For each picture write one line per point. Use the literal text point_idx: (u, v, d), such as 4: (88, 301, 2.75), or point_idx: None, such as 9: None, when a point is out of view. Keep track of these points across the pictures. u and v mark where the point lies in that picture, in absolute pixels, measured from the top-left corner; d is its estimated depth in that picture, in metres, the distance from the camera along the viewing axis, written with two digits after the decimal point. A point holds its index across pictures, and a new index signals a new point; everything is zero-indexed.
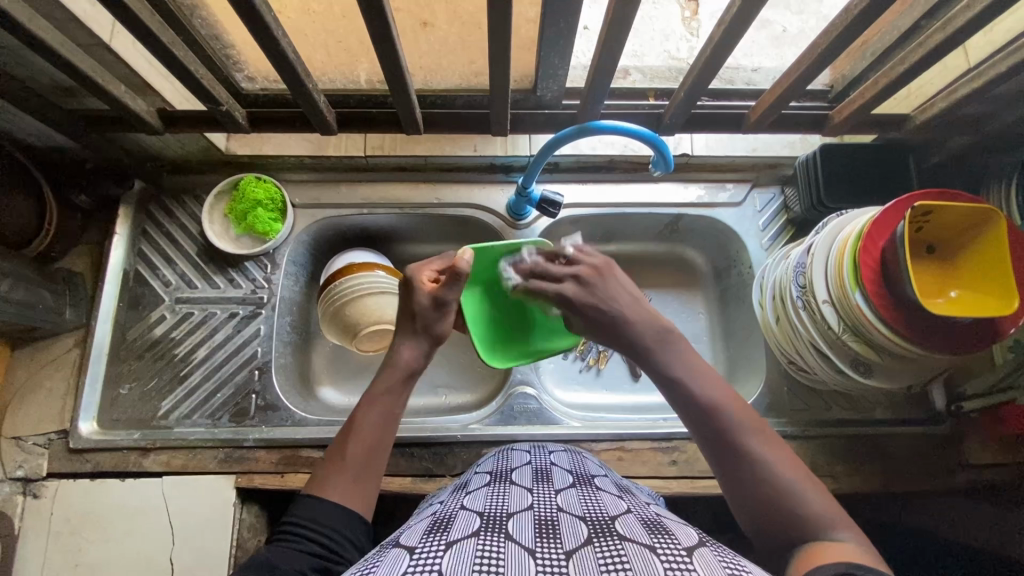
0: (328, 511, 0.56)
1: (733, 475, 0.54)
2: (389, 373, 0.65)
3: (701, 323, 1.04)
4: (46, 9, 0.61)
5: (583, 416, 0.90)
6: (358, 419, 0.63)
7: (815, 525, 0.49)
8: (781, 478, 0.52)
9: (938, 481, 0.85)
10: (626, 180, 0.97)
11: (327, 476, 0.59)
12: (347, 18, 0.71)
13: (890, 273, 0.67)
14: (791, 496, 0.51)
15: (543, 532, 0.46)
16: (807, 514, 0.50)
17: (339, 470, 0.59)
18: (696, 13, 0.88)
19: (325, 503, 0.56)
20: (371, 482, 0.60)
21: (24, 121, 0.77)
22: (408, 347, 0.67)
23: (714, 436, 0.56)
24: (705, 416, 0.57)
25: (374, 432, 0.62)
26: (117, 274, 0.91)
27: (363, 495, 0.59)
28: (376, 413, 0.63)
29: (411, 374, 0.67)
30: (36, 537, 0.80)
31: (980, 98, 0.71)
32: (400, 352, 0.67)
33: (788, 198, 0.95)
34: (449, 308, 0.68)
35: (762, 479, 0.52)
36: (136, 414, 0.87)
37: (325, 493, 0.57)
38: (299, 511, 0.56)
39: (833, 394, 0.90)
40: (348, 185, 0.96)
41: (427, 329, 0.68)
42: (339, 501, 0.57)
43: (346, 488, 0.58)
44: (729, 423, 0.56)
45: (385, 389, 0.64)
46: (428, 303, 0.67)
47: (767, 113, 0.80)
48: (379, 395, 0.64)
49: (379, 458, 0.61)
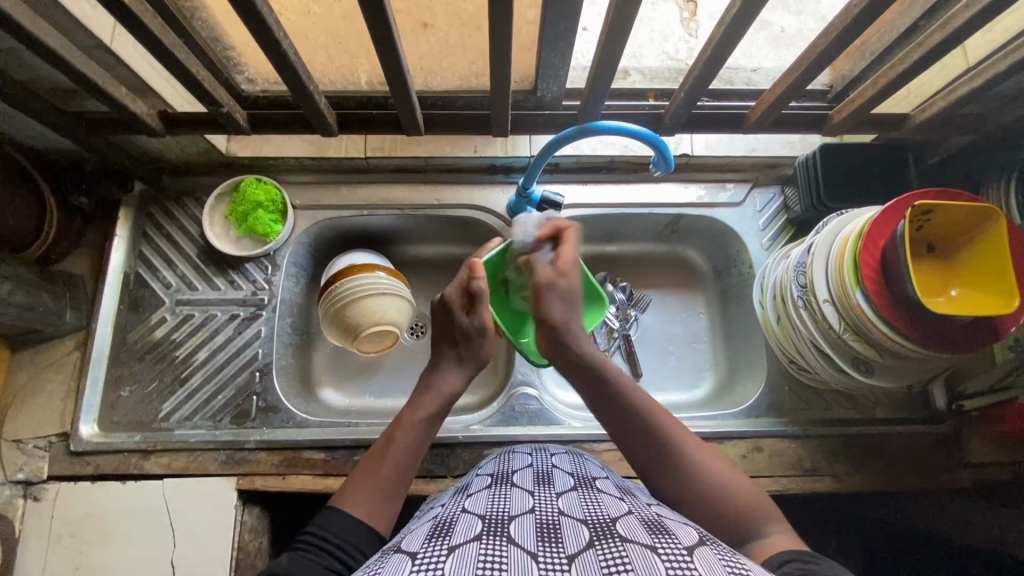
0: (350, 523, 0.55)
1: (661, 470, 0.58)
2: (431, 397, 0.67)
3: (701, 323, 1.04)
4: (46, 10, 0.61)
5: (584, 417, 0.90)
6: (395, 437, 0.63)
7: (737, 510, 0.53)
8: (702, 469, 0.56)
9: (939, 480, 0.85)
10: (626, 180, 0.97)
11: (356, 487, 0.59)
12: (348, 20, 0.71)
13: (890, 271, 0.67)
14: (711, 485, 0.55)
15: (545, 535, 0.46)
16: (729, 501, 0.54)
17: (369, 485, 0.59)
18: (695, 14, 0.88)
19: (350, 516, 0.56)
20: (394, 503, 0.60)
21: (24, 123, 0.77)
22: (453, 373, 0.69)
23: (637, 435, 0.60)
24: (630, 414, 0.61)
25: (407, 454, 0.62)
26: (118, 276, 0.91)
27: (387, 513, 0.59)
28: (411, 436, 0.63)
29: (449, 401, 0.68)
30: (38, 539, 0.80)
31: (979, 98, 0.72)
32: (445, 378, 0.69)
33: (788, 198, 0.95)
34: (488, 332, 0.70)
35: (685, 472, 0.56)
36: (137, 417, 0.87)
37: (351, 505, 0.57)
38: (321, 522, 0.55)
39: (833, 394, 0.90)
40: (348, 186, 0.96)
41: (470, 353, 0.70)
42: (363, 516, 0.56)
43: (372, 503, 0.58)
44: (653, 422, 0.60)
45: (425, 414, 0.65)
46: (470, 327, 0.70)
47: (767, 113, 0.80)
48: (416, 416, 0.64)
49: (406, 481, 0.61)
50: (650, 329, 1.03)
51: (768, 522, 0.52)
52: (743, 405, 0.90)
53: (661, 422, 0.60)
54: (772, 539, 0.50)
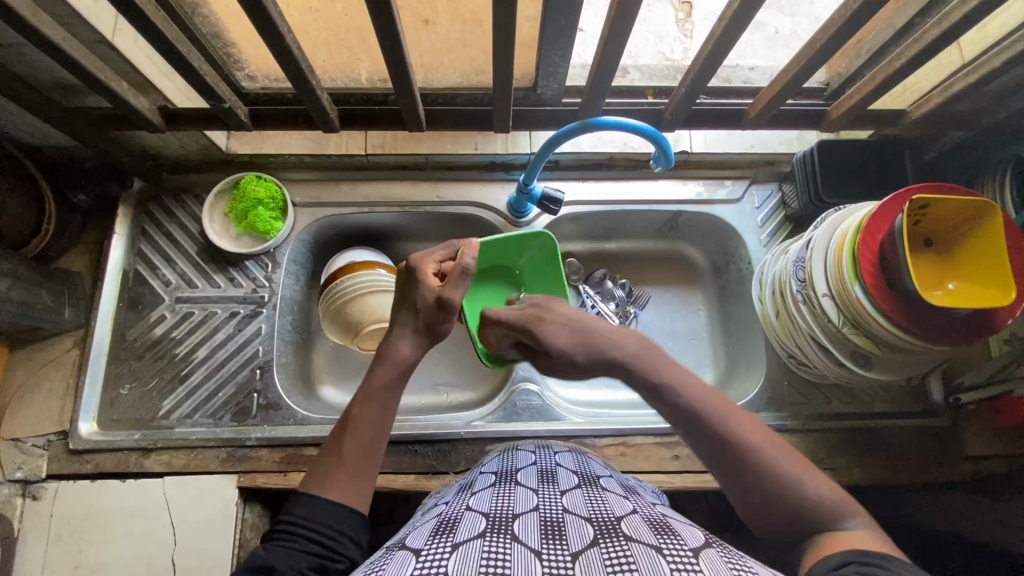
0: (325, 508, 0.55)
1: (740, 480, 0.52)
2: (387, 368, 0.64)
3: (700, 319, 1.04)
4: (48, 5, 0.61)
5: (585, 412, 0.90)
6: (352, 416, 0.62)
7: (823, 513, 0.50)
8: (789, 473, 0.51)
9: (937, 472, 0.86)
10: (626, 177, 0.98)
11: (323, 471, 0.58)
12: (350, 16, 0.72)
13: (889, 265, 0.67)
14: (802, 493, 0.50)
15: (548, 533, 0.46)
16: (816, 505, 0.50)
17: (334, 467, 0.58)
18: (690, 15, 0.89)
19: (321, 499, 0.56)
20: (367, 478, 0.59)
21: (23, 119, 0.76)
22: (408, 342, 0.66)
23: (713, 446, 0.54)
24: (691, 419, 0.55)
25: (370, 430, 0.61)
26: (117, 273, 0.91)
27: (358, 491, 0.58)
28: (373, 411, 0.62)
29: (409, 370, 0.65)
30: (37, 538, 0.79)
31: (974, 93, 0.73)
32: (399, 347, 0.66)
33: (785, 194, 0.96)
34: (450, 309, 0.66)
35: (770, 480, 0.51)
36: (137, 415, 0.87)
37: (320, 488, 0.57)
38: (298, 508, 0.55)
39: (831, 388, 0.91)
40: (349, 183, 0.96)
41: (428, 326, 0.67)
42: (334, 496, 0.56)
43: (342, 484, 0.57)
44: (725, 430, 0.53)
45: (380, 386, 0.63)
46: (433, 303, 0.66)
47: (766, 109, 0.81)
48: (372, 392, 0.63)
49: (375, 457, 0.61)
50: (650, 326, 1.03)
51: (847, 515, 0.49)
52: (743, 399, 0.91)
53: (737, 427, 0.54)
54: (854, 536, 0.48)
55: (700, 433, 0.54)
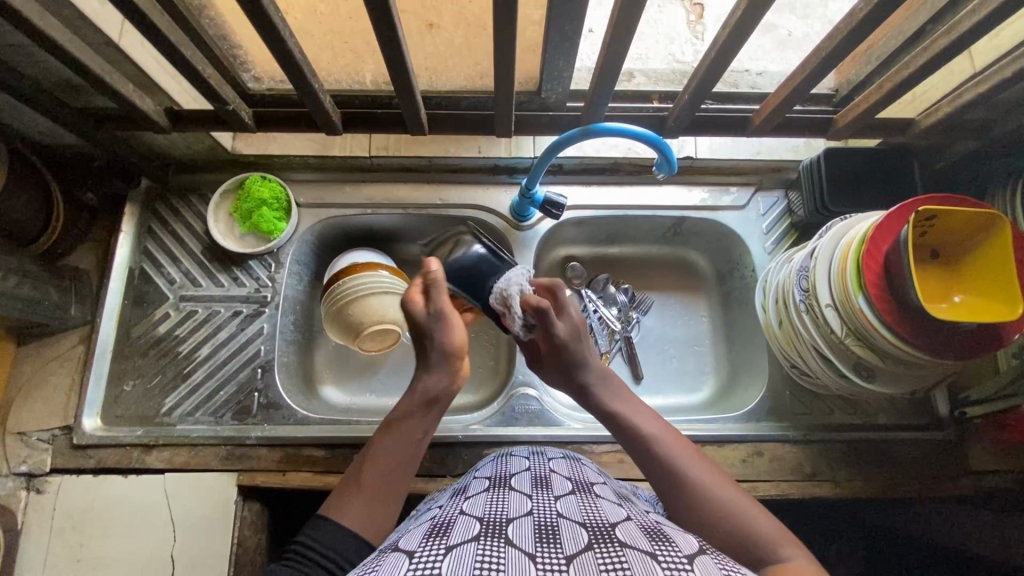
0: (338, 532, 0.55)
1: (679, 503, 0.57)
2: (409, 400, 0.65)
3: (702, 327, 1.03)
4: (55, 7, 0.62)
5: (584, 418, 0.90)
6: (375, 448, 0.62)
7: (763, 546, 0.51)
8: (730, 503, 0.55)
9: (941, 487, 0.85)
10: (630, 182, 0.97)
11: (342, 499, 0.58)
12: (353, 18, 0.72)
13: (893, 276, 0.66)
14: (747, 526, 0.53)
15: (543, 537, 0.46)
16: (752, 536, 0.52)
17: (356, 495, 0.58)
18: (702, 17, 0.87)
19: (336, 525, 0.55)
20: (388, 512, 0.59)
21: (31, 117, 0.77)
22: (428, 377, 0.66)
23: (655, 468, 0.60)
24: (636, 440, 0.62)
25: (391, 460, 0.61)
26: (122, 271, 0.92)
27: (379, 525, 0.57)
28: (392, 442, 0.63)
29: (434, 402, 0.66)
30: (40, 530, 0.80)
31: (985, 104, 0.71)
32: (422, 382, 0.66)
33: (792, 202, 0.95)
34: (448, 316, 0.65)
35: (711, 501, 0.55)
36: (139, 411, 0.88)
37: (340, 515, 0.56)
38: (311, 530, 0.55)
39: (835, 398, 0.89)
40: (352, 185, 0.97)
41: (439, 356, 0.65)
42: (351, 525, 0.56)
43: (363, 515, 0.57)
44: (667, 452, 0.60)
45: (400, 418, 0.64)
46: (426, 317, 0.66)
47: (773, 115, 0.80)
48: (394, 425, 0.64)
49: (394, 490, 0.60)
50: (651, 332, 1.03)
51: (786, 548, 0.51)
52: (744, 408, 0.90)
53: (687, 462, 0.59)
54: (795, 564, 0.49)
55: (635, 445, 0.62)
